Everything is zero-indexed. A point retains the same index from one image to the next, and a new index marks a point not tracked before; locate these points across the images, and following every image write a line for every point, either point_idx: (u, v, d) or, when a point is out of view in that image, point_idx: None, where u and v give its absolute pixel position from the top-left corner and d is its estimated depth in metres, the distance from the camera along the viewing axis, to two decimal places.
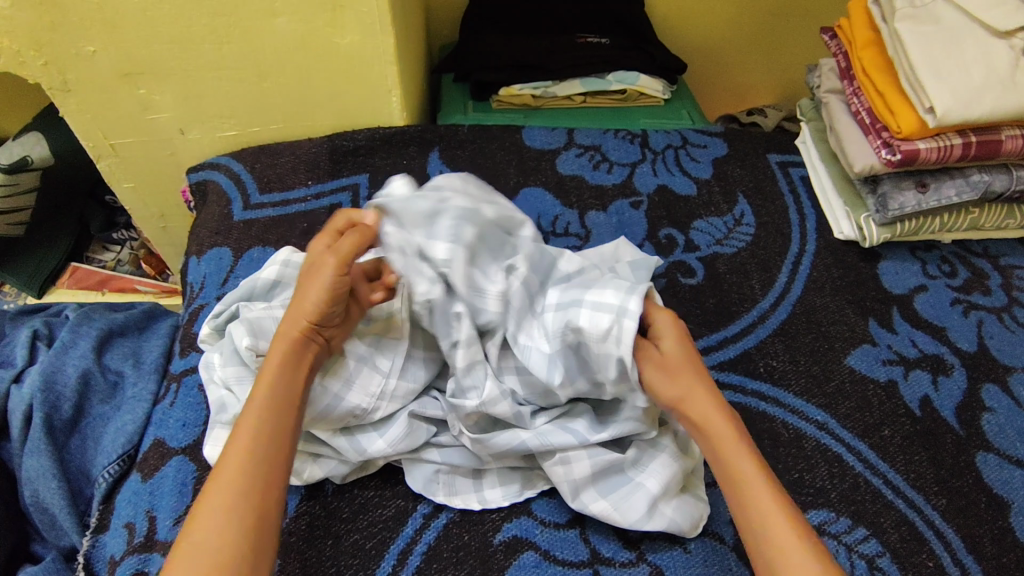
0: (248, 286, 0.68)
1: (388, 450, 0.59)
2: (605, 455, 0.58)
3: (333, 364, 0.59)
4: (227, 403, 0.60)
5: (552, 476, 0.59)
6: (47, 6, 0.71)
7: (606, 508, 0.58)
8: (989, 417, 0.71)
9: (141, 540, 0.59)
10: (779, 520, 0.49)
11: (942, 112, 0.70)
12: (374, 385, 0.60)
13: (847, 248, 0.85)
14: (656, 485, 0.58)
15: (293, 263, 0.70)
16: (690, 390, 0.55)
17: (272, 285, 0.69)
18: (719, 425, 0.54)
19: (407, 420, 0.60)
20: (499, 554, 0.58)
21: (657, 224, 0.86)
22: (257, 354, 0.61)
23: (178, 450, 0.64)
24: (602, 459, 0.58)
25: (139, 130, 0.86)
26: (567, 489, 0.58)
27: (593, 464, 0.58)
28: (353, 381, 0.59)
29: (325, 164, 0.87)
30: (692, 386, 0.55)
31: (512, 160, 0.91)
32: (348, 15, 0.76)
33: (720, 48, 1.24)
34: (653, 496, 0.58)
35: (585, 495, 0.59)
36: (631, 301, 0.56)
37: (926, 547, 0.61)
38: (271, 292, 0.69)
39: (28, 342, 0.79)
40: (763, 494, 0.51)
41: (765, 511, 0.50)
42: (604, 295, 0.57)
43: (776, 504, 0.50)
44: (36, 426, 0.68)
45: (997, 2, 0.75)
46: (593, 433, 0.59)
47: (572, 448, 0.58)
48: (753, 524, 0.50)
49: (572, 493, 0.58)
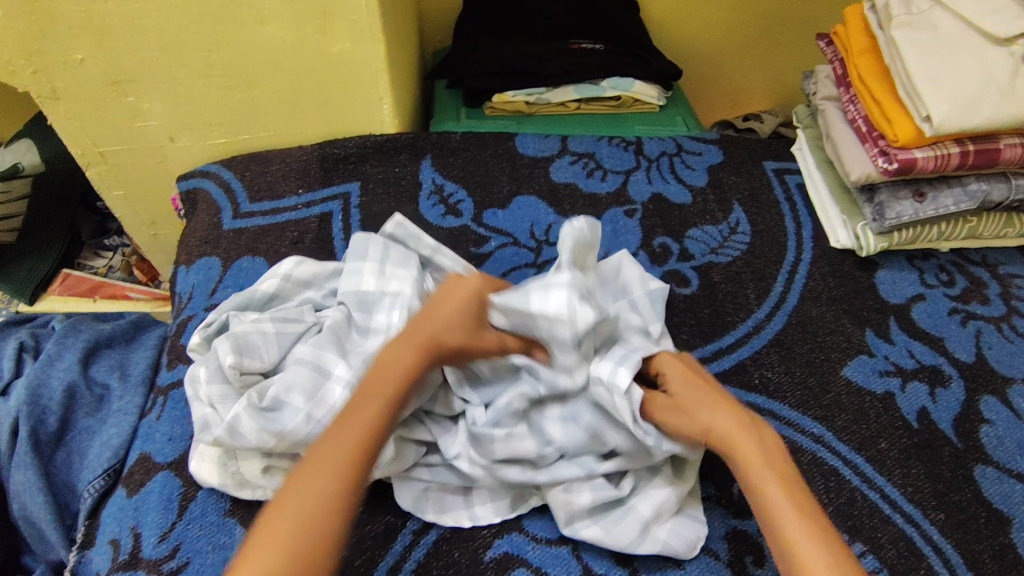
0: (245, 297, 0.67)
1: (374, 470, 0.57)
2: (605, 487, 0.58)
3: (319, 388, 0.59)
4: (210, 421, 0.58)
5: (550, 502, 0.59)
6: (33, 14, 0.70)
7: (598, 533, 0.57)
8: (987, 429, 0.70)
9: (126, 557, 0.58)
10: (808, 551, 0.48)
11: (940, 121, 0.69)
12: None
13: (843, 257, 0.84)
14: (648, 510, 0.58)
15: (294, 277, 0.69)
16: (709, 422, 0.57)
17: (269, 298, 0.68)
18: (746, 449, 0.55)
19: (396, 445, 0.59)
20: (490, 571, 0.57)
21: (651, 232, 0.85)
22: (242, 371, 0.60)
23: (164, 465, 0.63)
24: (602, 492, 0.58)
25: (127, 138, 0.85)
26: (563, 516, 0.58)
27: (595, 496, 0.58)
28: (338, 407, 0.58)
29: (315, 172, 0.86)
30: (717, 421, 0.57)
31: (504, 168, 0.90)
32: (338, 23, 0.76)
33: (716, 54, 1.23)
34: (645, 520, 0.57)
35: (578, 521, 0.58)
36: (619, 374, 0.58)
37: (924, 563, 0.60)
38: (267, 305, 0.68)
39: (15, 354, 0.78)
40: (790, 516, 0.50)
41: (789, 533, 0.50)
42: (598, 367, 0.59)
43: (803, 526, 0.49)
44: (23, 440, 0.68)
45: (995, 9, 0.74)
46: (601, 464, 0.59)
47: (579, 481, 0.59)
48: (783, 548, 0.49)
49: (566, 519, 0.58)
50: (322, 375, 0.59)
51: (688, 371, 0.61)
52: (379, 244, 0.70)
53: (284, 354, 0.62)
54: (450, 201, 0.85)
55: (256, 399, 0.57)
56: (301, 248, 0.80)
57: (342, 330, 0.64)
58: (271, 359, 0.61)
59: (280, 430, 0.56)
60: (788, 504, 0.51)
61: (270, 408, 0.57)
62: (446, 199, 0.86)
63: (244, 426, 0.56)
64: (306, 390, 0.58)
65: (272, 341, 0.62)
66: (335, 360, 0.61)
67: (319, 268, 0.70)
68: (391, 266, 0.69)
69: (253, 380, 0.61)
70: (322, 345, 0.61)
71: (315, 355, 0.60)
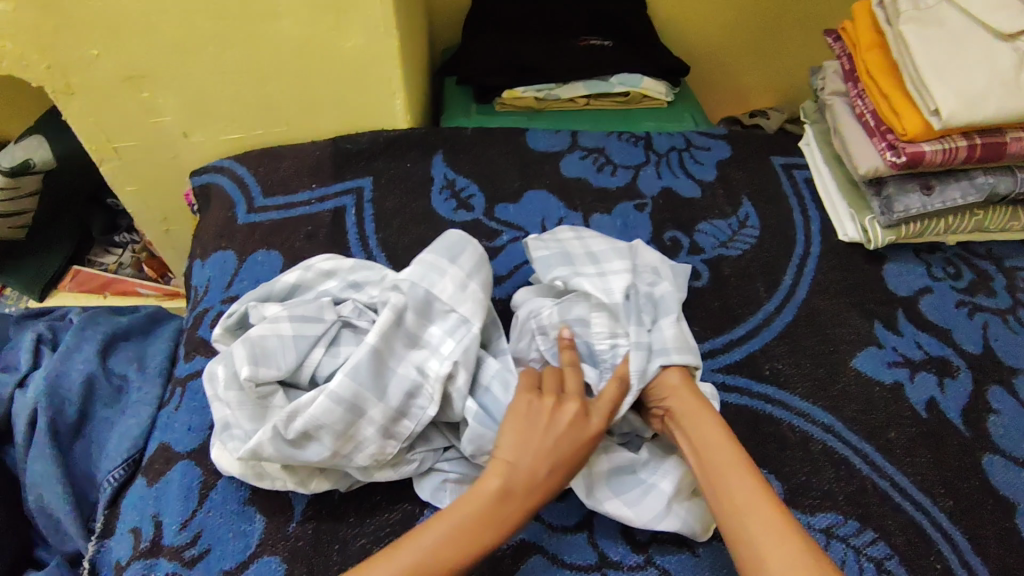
0: (266, 289, 0.66)
1: (395, 477, 0.60)
2: (617, 453, 0.61)
3: (349, 427, 0.56)
4: (230, 423, 0.59)
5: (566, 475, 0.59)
6: (50, 9, 0.71)
7: (619, 507, 0.58)
8: (995, 418, 0.71)
9: (148, 544, 0.59)
10: (765, 508, 0.51)
11: (948, 115, 0.70)
12: (389, 452, 0.58)
13: (851, 250, 0.85)
14: (669, 485, 0.59)
15: (318, 269, 0.68)
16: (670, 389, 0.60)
17: (291, 290, 0.67)
18: (700, 417, 0.57)
19: (417, 454, 0.61)
20: (508, 558, 0.58)
21: (661, 226, 0.86)
22: (257, 381, 0.58)
23: (184, 454, 0.64)
24: (614, 455, 0.60)
25: (141, 133, 0.85)
26: (582, 487, 0.59)
27: (610, 461, 0.60)
28: (364, 445, 0.57)
29: (328, 167, 0.87)
30: (680, 393, 0.59)
31: (514, 163, 0.91)
32: (352, 18, 0.76)
33: (723, 52, 1.24)
34: (667, 495, 0.58)
35: (599, 493, 0.59)
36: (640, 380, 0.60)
37: (933, 549, 0.61)
38: (289, 297, 0.67)
39: (32, 346, 0.79)
40: (746, 477, 0.53)
41: (750, 492, 0.52)
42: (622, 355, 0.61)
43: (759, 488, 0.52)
44: (41, 431, 0.68)
45: (1000, 5, 0.75)
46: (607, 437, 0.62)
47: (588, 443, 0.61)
48: (740, 503, 0.51)
49: (587, 490, 0.59)
50: (355, 415, 0.57)
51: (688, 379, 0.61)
52: (472, 256, 0.66)
53: (301, 359, 0.60)
54: (462, 196, 0.86)
55: (282, 429, 0.55)
56: (315, 243, 0.81)
57: (385, 350, 0.59)
58: (288, 365, 0.59)
59: (303, 462, 0.56)
60: (759, 489, 0.52)
61: (295, 442, 0.56)
62: (458, 194, 0.87)
63: (268, 453, 0.55)
64: (336, 430, 0.56)
65: (290, 346, 0.60)
66: (371, 398, 0.57)
67: (343, 262, 0.69)
68: (473, 282, 0.65)
69: (270, 389, 0.59)
70: (361, 381, 0.57)
71: (353, 392, 0.56)
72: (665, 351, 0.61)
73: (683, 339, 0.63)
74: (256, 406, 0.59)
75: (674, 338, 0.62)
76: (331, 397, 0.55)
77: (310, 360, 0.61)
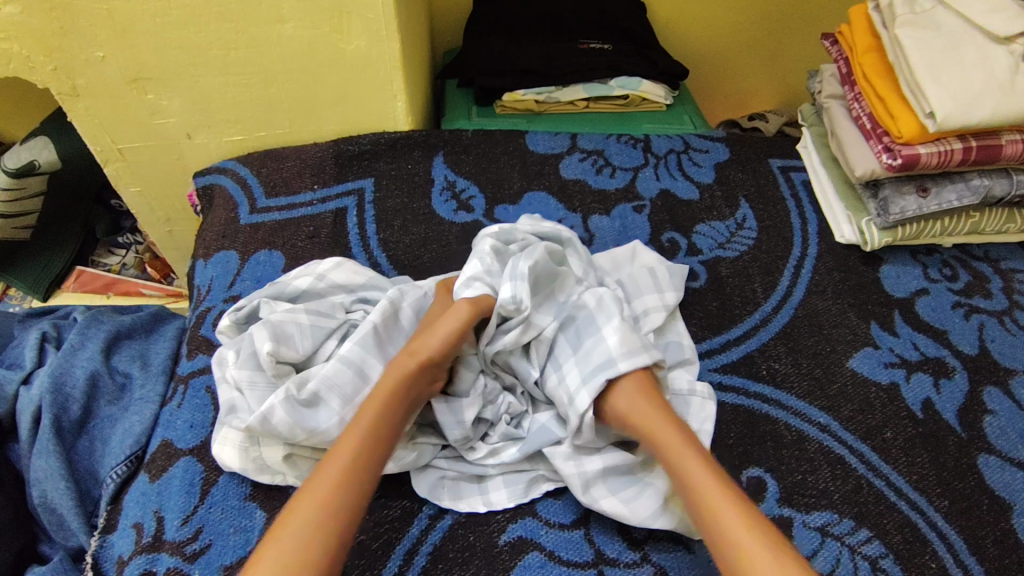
0: (277, 288, 0.68)
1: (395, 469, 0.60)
2: (614, 454, 0.61)
3: (356, 393, 0.60)
4: (237, 405, 0.60)
5: (563, 472, 0.60)
6: (57, 12, 0.72)
7: (617, 505, 0.59)
8: (990, 419, 0.72)
9: (149, 539, 0.59)
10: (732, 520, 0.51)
11: (942, 117, 0.71)
12: None
13: (848, 252, 0.86)
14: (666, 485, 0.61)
15: (328, 278, 0.70)
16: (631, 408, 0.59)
17: (300, 294, 0.69)
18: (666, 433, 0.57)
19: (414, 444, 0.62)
20: (505, 554, 0.58)
21: (659, 227, 0.86)
22: (276, 360, 0.60)
23: (187, 451, 0.64)
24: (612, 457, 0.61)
25: (145, 134, 0.86)
26: (578, 483, 0.59)
27: (606, 460, 0.61)
28: None
29: (330, 169, 0.88)
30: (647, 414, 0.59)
31: (514, 165, 0.91)
32: (353, 21, 0.77)
33: (721, 54, 1.25)
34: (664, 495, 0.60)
35: (595, 491, 0.60)
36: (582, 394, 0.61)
37: (928, 549, 0.62)
38: (297, 301, 0.69)
39: (37, 343, 0.80)
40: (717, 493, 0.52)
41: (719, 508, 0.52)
42: (570, 374, 0.63)
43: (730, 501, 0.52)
44: (45, 427, 0.69)
45: (996, 8, 0.76)
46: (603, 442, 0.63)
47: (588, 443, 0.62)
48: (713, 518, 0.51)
49: (584, 486, 0.59)
50: (363, 381, 0.61)
51: (646, 382, 0.61)
52: None
53: (316, 347, 0.63)
54: (462, 197, 0.87)
55: (294, 391, 0.57)
56: (316, 243, 0.82)
57: (386, 331, 0.64)
58: (304, 349, 0.62)
59: (312, 427, 0.57)
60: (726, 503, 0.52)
61: (307, 403, 0.58)
62: (458, 195, 0.88)
63: (278, 416, 0.56)
64: (343, 392, 0.59)
65: (306, 332, 0.62)
66: (377, 367, 0.62)
67: (354, 271, 0.71)
68: None
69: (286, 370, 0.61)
70: (368, 349, 0.62)
71: (360, 357, 0.61)
72: (616, 362, 0.61)
73: (630, 343, 0.62)
74: (269, 386, 0.60)
75: (619, 345, 0.62)
76: (340, 358, 0.60)
77: (324, 349, 0.63)
